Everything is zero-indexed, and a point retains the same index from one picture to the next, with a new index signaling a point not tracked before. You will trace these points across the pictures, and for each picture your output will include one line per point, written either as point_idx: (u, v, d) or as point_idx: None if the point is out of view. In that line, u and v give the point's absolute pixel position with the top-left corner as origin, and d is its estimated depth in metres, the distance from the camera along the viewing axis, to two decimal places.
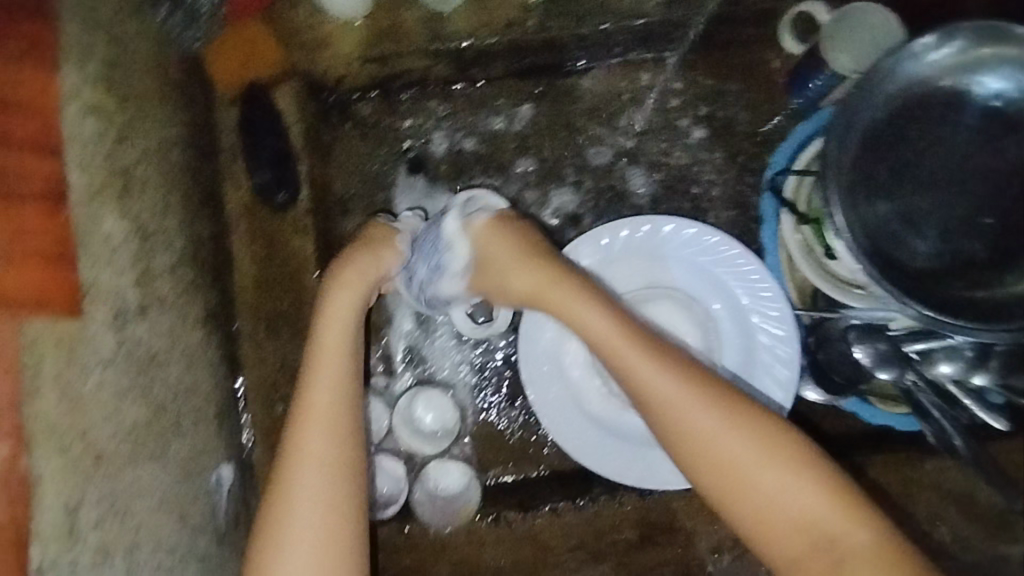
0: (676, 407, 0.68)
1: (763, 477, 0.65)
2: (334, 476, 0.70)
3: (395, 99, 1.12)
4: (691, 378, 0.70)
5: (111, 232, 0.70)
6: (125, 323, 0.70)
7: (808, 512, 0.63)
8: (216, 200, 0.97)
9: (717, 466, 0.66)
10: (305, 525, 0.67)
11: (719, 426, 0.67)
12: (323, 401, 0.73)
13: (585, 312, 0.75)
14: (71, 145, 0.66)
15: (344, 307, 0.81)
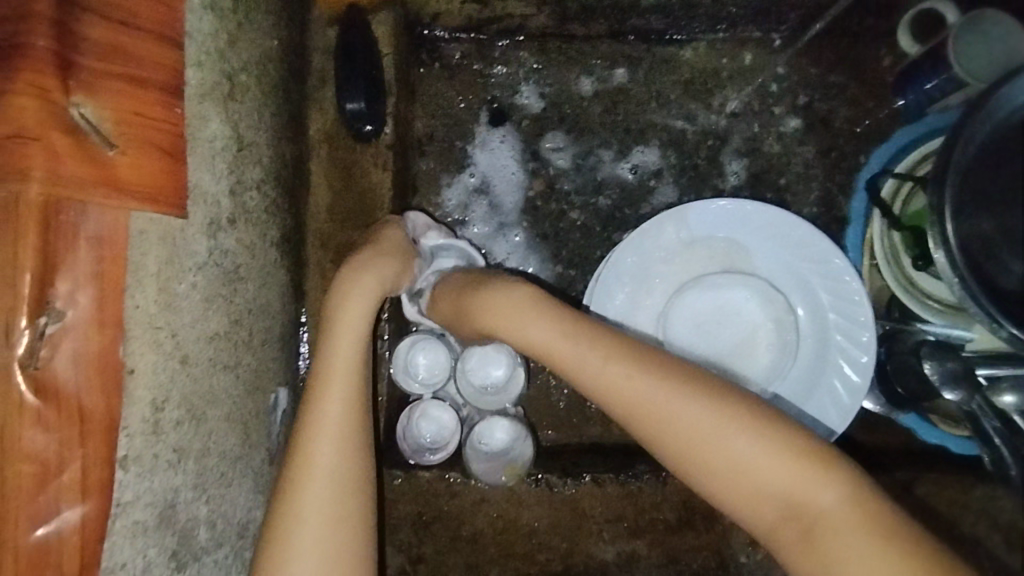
0: (671, 410, 0.67)
1: (758, 471, 0.63)
2: (346, 447, 0.72)
3: (489, 46, 1.09)
4: (661, 372, 0.69)
5: (215, 135, 0.68)
6: (219, 230, 0.69)
7: (809, 506, 0.61)
8: (301, 123, 0.95)
9: (713, 466, 0.65)
10: (320, 487, 0.69)
11: (716, 428, 0.65)
12: (342, 378, 0.75)
13: (577, 325, 0.74)
14: (191, 40, 0.64)
15: (365, 289, 0.81)
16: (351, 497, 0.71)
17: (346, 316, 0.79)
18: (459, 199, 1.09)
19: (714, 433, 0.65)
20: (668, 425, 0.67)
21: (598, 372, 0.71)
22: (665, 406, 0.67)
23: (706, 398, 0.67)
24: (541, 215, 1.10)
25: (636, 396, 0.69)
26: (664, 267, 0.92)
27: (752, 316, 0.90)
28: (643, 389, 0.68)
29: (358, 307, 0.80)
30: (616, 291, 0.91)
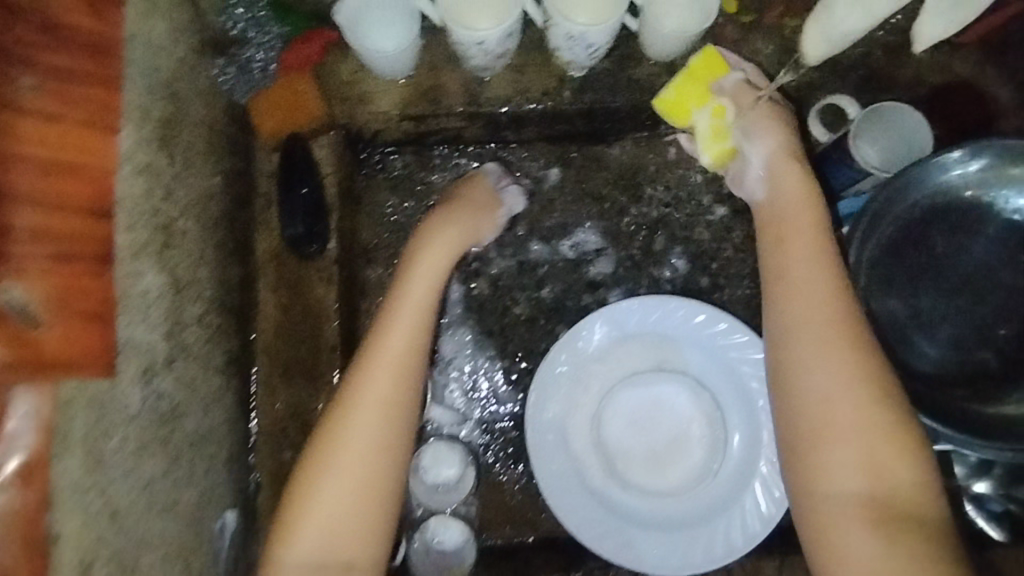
0: (817, 355, 0.76)
1: (839, 415, 0.73)
2: (388, 436, 0.81)
3: (428, 153, 1.15)
4: (843, 337, 0.76)
5: (149, 287, 0.72)
6: (153, 377, 0.72)
7: (882, 479, 0.70)
8: (247, 244, 1.00)
9: (820, 413, 0.73)
10: (349, 469, 0.78)
11: (845, 400, 0.73)
12: (398, 344, 0.85)
13: (810, 275, 0.81)
14: (122, 207, 0.68)
15: (423, 280, 0.92)
16: (377, 491, 0.79)
17: (407, 303, 0.89)
18: None
19: (856, 412, 0.72)
20: (816, 359, 0.76)
21: (795, 283, 0.81)
22: (819, 324, 0.78)
23: (876, 389, 0.73)
24: (486, 312, 1.13)
25: (802, 318, 0.79)
26: (600, 364, 0.95)
27: (686, 411, 0.93)
28: (830, 307, 0.78)
29: (419, 297, 0.90)
30: (555, 389, 0.94)
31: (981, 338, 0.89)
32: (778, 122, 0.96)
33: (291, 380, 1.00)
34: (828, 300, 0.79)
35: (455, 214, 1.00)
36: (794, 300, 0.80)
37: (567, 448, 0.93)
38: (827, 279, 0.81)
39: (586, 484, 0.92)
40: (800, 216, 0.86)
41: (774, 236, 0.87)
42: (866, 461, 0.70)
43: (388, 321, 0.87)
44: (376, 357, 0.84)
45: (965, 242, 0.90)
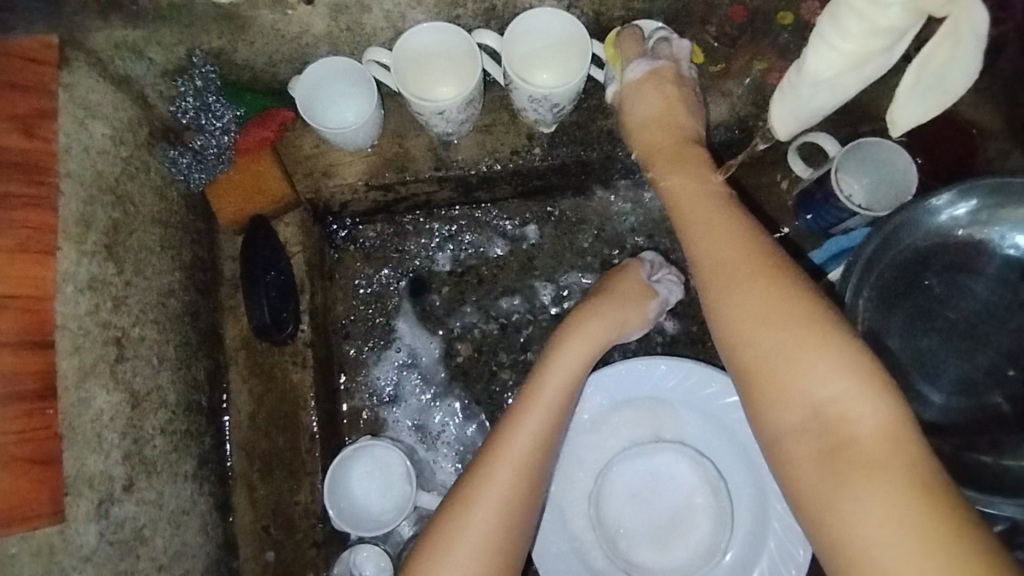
0: (733, 307, 0.66)
1: (793, 368, 0.60)
2: (501, 533, 0.70)
3: (400, 220, 1.12)
4: (759, 276, 0.66)
5: (102, 409, 0.68)
6: (110, 506, 0.67)
7: (834, 409, 0.58)
8: (215, 335, 0.95)
9: (754, 374, 0.63)
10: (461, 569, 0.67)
11: (788, 347, 0.61)
12: (529, 438, 0.74)
13: (706, 237, 0.73)
14: (64, 330, 0.64)
15: (561, 364, 0.81)
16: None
17: (544, 391, 0.78)
18: (391, 377, 1.08)
19: (797, 348, 0.61)
20: (738, 321, 0.65)
21: (709, 266, 0.71)
22: (739, 291, 0.66)
23: (806, 326, 0.62)
24: (472, 379, 1.08)
25: (718, 270, 0.69)
26: (594, 435, 0.90)
27: (688, 480, 0.88)
28: (728, 260, 0.69)
29: (554, 379, 0.80)
30: None
31: (988, 380, 0.85)
32: (659, 77, 0.87)
33: (270, 474, 0.95)
34: (744, 249, 0.69)
35: (598, 300, 0.88)
36: (704, 264, 0.71)
37: (565, 528, 0.88)
38: (733, 230, 0.72)
39: (588, 567, 0.87)
40: (688, 186, 0.80)
41: (682, 224, 0.77)
42: (833, 404, 0.58)
43: (514, 412, 0.77)
44: (503, 442, 0.74)
45: (961, 279, 0.86)
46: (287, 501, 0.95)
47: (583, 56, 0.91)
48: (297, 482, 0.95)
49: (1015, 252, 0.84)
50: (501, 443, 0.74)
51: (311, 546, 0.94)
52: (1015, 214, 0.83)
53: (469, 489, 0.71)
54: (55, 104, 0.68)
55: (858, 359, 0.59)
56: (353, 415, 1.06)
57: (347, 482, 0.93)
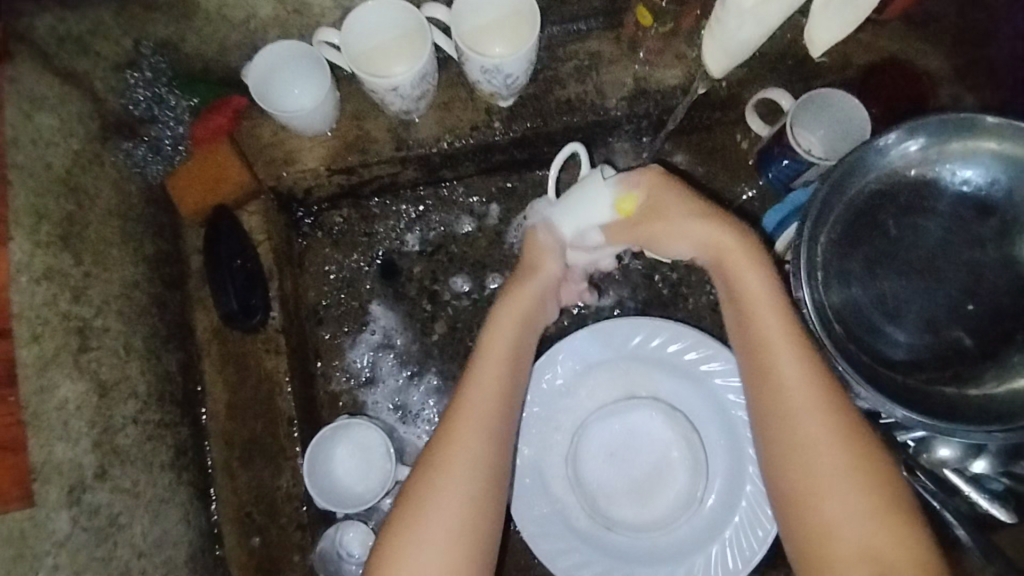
0: (797, 438, 0.68)
1: (842, 506, 0.65)
2: (473, 502, 0.70)
3: (366, 204, 1.12)
4: (826, 416, 0.69)
5: (67, 397, 0.68)
6: (82, 493, 0.67)
7: (862, 515, 0.65)
8: (185, 327, 0.95)
9: (808, 508, 0.67)
10: (438, 540, 0.67)
11: (846, 492, 0.66)
12: (483, 404, 0.74)
13: (782, 353, 0.71)
14: (21, 320, 0.65)
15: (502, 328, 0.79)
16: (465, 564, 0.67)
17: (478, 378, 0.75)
18: (367, 359, 1.08)
19: (853, 496, 0.66)
20: (801, 457, 0.68)
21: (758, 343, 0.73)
22: (803, 426, 0.68)
23: (844, 432, 0.68)
24: (449, 356, 1.09)
25: (786, 402, 0.70)
26: (568, 399, 0.91)
27: (662, 435, 0.89)
28: (784, 371, 0.70)
29: (498, 343, 0.78)
30: (526, 432, 0.90)
31: (951, 316, 0.86)
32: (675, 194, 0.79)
33: (250, 462, 0.95)
34: (811, 381, 0.70)
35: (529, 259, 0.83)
36: (771, 392, 0.71)
37: (546, 493, 0.89)
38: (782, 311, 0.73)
39: (571, 529, 0.87)
40: (756, 287, 0.75)
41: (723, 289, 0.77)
42: (873, 551, 0.64)
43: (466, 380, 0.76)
44: (458, 410, 0.73)
45: (916, 219, 0.87)
46: (269, 488, 0.95)
47: (530, 24, 0.92)
48: (278, 467, 0.96)
49: (968, 188, 0.85)
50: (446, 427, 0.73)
51: (296, 528, 0.94)
52: (964, 147, 0.84)
53: (435, 462, 0.71)
54: None
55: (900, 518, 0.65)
56: (331, 400, 1.06)
57: (328, 463, 0.94)
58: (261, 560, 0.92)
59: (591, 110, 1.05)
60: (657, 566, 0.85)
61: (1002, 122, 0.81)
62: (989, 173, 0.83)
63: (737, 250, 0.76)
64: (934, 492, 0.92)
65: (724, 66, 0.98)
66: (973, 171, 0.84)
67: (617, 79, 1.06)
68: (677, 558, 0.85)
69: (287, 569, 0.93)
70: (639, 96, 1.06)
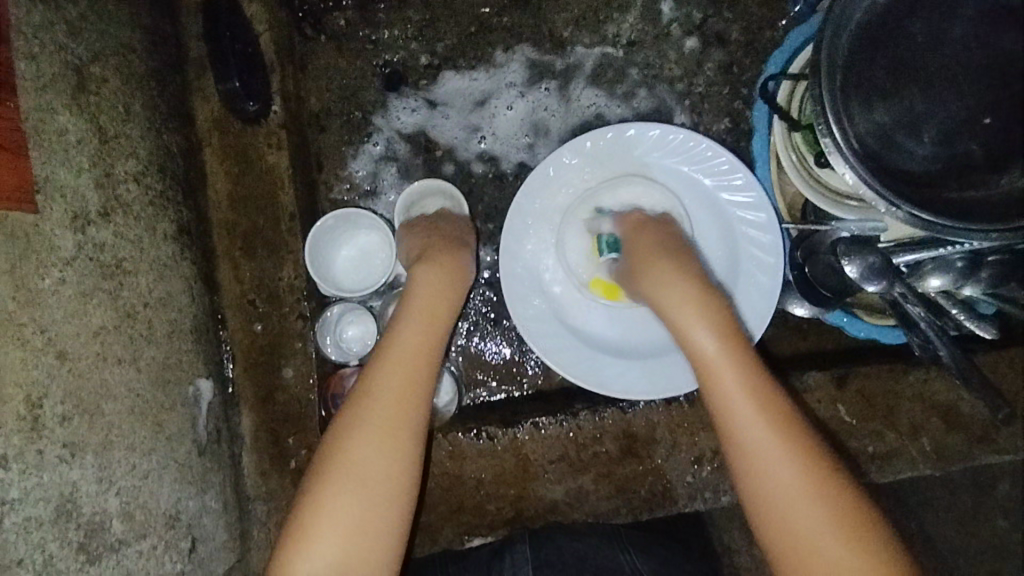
0: (761, 455, 0.67)
1: (802, 519, 0.65)
2: (403, 406, 0.73)
3: (371, 9, 1.06)
4: (779, 434, 0.68)
5: (66, 126, 0.67)
6: (86, 224, 0.67)
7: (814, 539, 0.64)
8: (185, 113, 0.94)
9: (757, 495, 0.68)
10: (376, 450, 0.70)
11: (801, 511, 0.65)
12: (408, 343, 0.76)
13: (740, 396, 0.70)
14: (17, 32, 0.62)
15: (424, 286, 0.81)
16: (404, 463, 0.71)
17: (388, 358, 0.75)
18: (368, 168, 1.06)
19: (802, 488, 0.65)
20: (765, 489, 0.67)
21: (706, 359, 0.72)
22: (753, 443, 0.68)
23: (795, 445, 0.67)
24: (451, 172, 1.07)
25: (743, 427, 0.69)
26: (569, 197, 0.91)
27: None
28: (729, 391, 0.70)
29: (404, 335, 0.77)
30: (525, 229, 0.90)
31: (968, 128, 0.84)
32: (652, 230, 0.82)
33: (253, 253, 0.96)
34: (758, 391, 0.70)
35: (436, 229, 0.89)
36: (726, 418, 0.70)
37: (542, 290, 0.91)
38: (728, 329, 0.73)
39: (564, 322, 0.91)
40: (706, 318, 0.73)
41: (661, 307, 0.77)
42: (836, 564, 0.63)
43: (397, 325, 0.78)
44: (359, 403, 0.73)
45: (944, 23, 0.83)
46: (270, 278, 0.96)
47: None
48: (279, 261, 0.97)
49: None
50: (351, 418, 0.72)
51: (298, 318, 0.96)
52: None
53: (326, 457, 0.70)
54: None
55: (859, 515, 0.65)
56: (332, 207, 1.05)
57: (330, 257, 0.95)
58: (263, 343, 0.95)
59: None
60: (649, 358, 0.89)
61: None
62: None
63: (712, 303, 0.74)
64: (926, 316, 0.89)
65: None
66: None
67: None
68: (665, 354, 0.89)
69: (288, 354, 0.96)
70: None
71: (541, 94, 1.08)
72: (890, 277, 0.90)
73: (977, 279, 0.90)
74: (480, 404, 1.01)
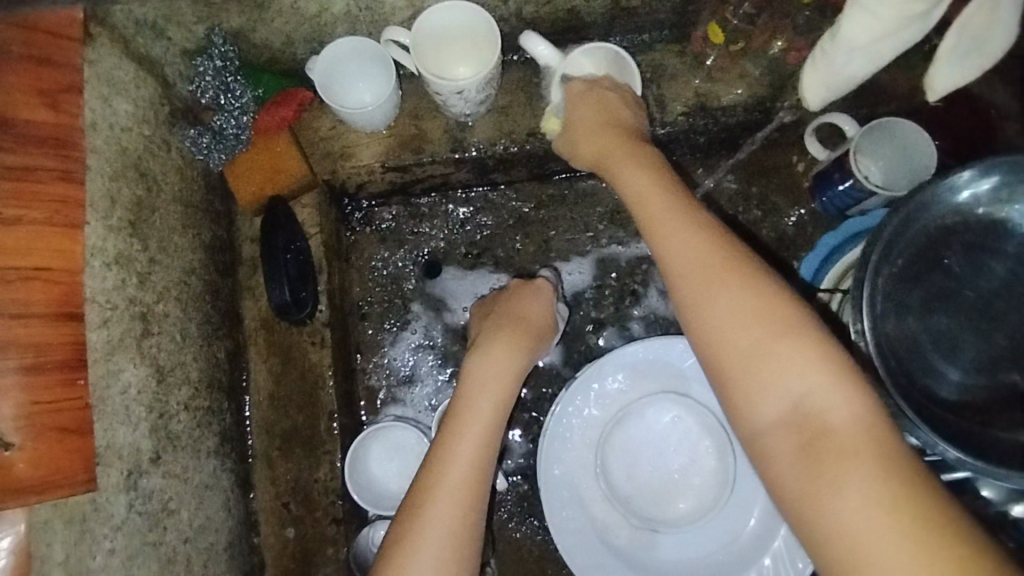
0: (753, 396, 0.59)
1: (830, 490, 0.53)
2: (473, 479, 0.75)
3: (415, 203, 1.12)
4: (797, 359, 0.58)
5: (130, 381, 0.69)
6: (138, 478, 0.68)
7: (840, 518, 0.52)
8: (234, 315, 0.97)
9: (790, 494, 0.56)
10: (433, 562, 0.69)
11: (830, 486, 0.53)
12: (468, 453, 0.76)
13: (731, 346, 0.61)
14: (93, 303, 0.65)
15: (484, 391, 0.83)
16: (468, 533, 0.72)
17: (465, 425, 0.79)
18: (406, 358, 1.08)
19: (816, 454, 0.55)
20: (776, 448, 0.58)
21: (715, 336, 0.63)
22: (765, 407, 0.59)
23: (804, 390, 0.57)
24: None
25: (745, 391, 0.60)
26: (607, 413, 0.91)
27: (707, 454, 0.88)
28: (724, 341, 0.62)
29: (472, 398, 0.82)
30: (566, 445, 0.90)
31: (1011, 358, 0.84)
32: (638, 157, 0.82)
33: (291, 454, 0.96)
34: (773, 331, 0.60)
35: (496, 322, 0.91)
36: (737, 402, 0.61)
37: (583, 507, 0.90)
38: (752, 304, 0.62)
39: (609, 545, 0.88)
40: (707, 268, 0.66)
41: (677, 285, 0.67)
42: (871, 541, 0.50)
43: (465, 398, 0.82)
44: (433, 477, 0.75)
45: (981, 259, 0.86)
46: (307, 480, 0.95)
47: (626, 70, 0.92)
48: (316, 461, 0.96)
49: None
50: (428, 486, 0.74)
51: (331, 522, 0.95)
52: None
53: (404, 537, 0.71)
54: (82, 80, 0.69)
55: (879, 420, 0.56)
56: (370, 396, 1.06)
57: (365, 462, 0.95)
58: (296, 550, 0.93)
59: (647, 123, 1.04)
60: None
61: None
62: None
63: (728, 283, 0.64)
64: None
65: (818, 100, 0.97)
66: None
67: (679, 95, 1.05)
68: None
69: (320, 562, 0.94)
70: (695, 113, 1.05)
71: (578, 284, 1.11)
72: None
73: None
74: None
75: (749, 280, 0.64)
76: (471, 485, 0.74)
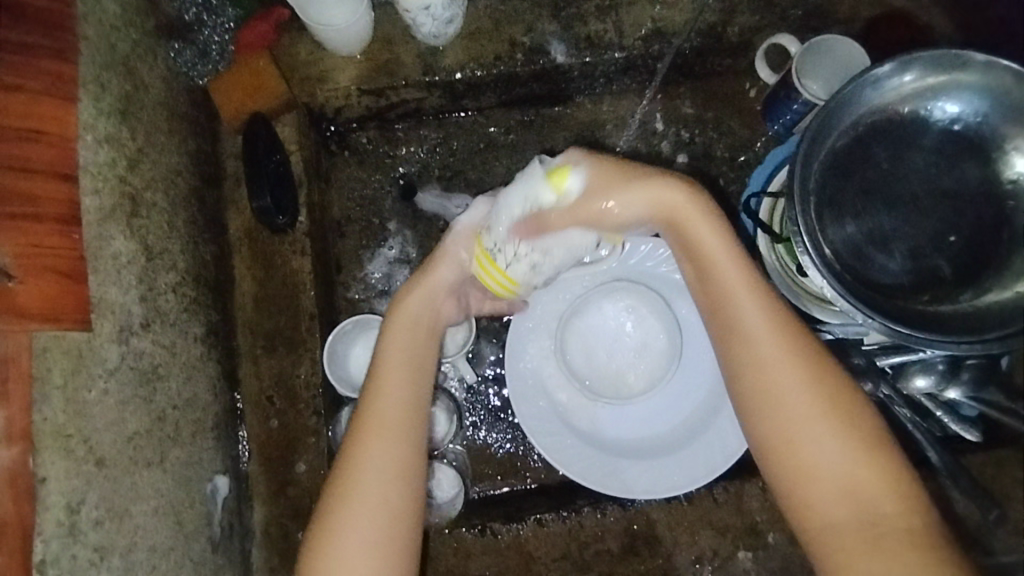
0: (775, 382, 0.69)
1: (821, 450, 0.66)
2: (405, 409, 0.75)
3: (391, 128, 1.18)
4: (798, 353, 0.69)
5: (120, 250, 0.75)
6: (129, 336, 0.75)
7: (828, 477, 0.65)
8: (220, 223, 1.03)
9: (789, 456, 0.67)
10: (378, 483, 0.71)
11: (824, 446, 0.66)
12: (400, 380, 0.76)
13: (756, 336, 0.70)
14: (85, 173, 0.72)
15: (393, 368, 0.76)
16: (409, 456, 0.73)
17: (393, 354, 0.77)
18: (382, 270, 1.15)
19: (821, 418, 0.67)
20: (785, 415, 0.68)
21: (746, 325, 0.71)
22: (789, 392, 0.68)
23: (819, 383, 0.68)
24: None
25: (767, 374, 0.69)
26: (567, 305, 0.98)
27: (657, 339, 0.96)
28: (755, 333, 0.70)
29: (400, 331, 0.78)
30: (528, 335, 0.98)
31: (934, 246, 0.88)
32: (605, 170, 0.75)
33: (275, 351, 1.03)
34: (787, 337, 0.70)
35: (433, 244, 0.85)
36: (758, 382, 0.70)
37: (544, 392, 0.96)
38: (778, 313, 0.71)
39: (567, 425, 0.95)
40: (734, 268, 0.73)
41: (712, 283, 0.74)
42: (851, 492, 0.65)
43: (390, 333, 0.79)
44: (369, 406, 0.74)
45: (906, 152, 0.89)
46: (290, 374, 1.02)
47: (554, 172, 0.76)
48: (297, 358, 1.03)
49: (957, 126, 0.87)
50: (363, 421, 0.74)
51: (312, 414, 1.01)
52: (955, 82, 0.86)
53: (344, 468, 0.72)
54: None
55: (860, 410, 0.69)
56: (349, 305, 1.13)
57: (344, 355, 1.01)
58: (279, 438, 1.00)
59: (606, 47, 1.11)
60: (653, 459, 0.93)
61: (991, 59, 0.83)
62: (977, 109, 0.86)
63: (747, 286, 0.72)
64: (912, 418, 0.90)
65: None
66: (960, 108, 0.87)
67: (636, 20, 1.11)
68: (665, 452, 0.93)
69: (301, 449, 1.00)
70: (652, 37, 1.11)
71: None
72: (872, 378, 0.91)
73: (959, 381, 0.90)
74: (486, 498, 1.04)
75: (754, 287, 0.72)
76: (404, 412, 0.74)
